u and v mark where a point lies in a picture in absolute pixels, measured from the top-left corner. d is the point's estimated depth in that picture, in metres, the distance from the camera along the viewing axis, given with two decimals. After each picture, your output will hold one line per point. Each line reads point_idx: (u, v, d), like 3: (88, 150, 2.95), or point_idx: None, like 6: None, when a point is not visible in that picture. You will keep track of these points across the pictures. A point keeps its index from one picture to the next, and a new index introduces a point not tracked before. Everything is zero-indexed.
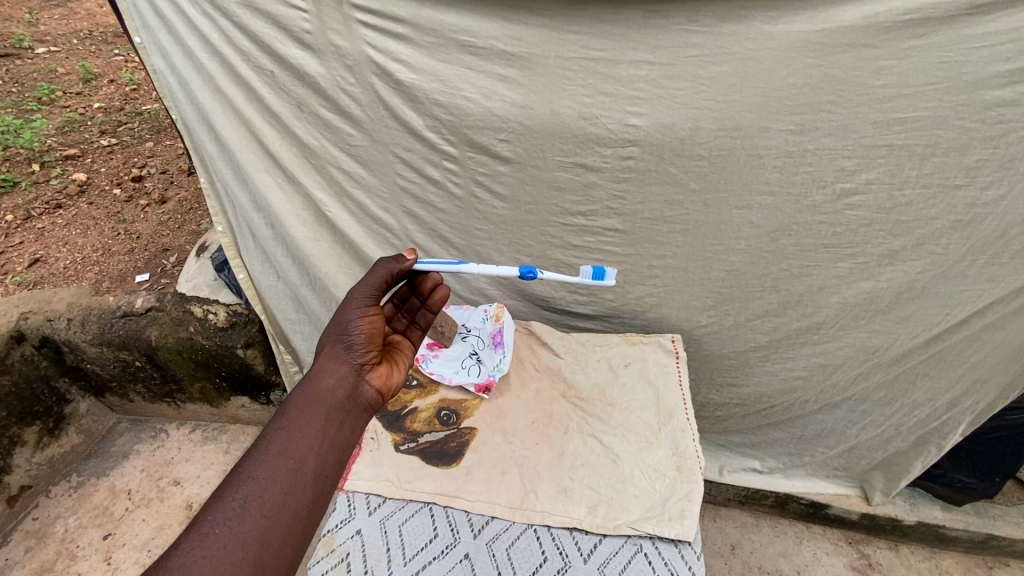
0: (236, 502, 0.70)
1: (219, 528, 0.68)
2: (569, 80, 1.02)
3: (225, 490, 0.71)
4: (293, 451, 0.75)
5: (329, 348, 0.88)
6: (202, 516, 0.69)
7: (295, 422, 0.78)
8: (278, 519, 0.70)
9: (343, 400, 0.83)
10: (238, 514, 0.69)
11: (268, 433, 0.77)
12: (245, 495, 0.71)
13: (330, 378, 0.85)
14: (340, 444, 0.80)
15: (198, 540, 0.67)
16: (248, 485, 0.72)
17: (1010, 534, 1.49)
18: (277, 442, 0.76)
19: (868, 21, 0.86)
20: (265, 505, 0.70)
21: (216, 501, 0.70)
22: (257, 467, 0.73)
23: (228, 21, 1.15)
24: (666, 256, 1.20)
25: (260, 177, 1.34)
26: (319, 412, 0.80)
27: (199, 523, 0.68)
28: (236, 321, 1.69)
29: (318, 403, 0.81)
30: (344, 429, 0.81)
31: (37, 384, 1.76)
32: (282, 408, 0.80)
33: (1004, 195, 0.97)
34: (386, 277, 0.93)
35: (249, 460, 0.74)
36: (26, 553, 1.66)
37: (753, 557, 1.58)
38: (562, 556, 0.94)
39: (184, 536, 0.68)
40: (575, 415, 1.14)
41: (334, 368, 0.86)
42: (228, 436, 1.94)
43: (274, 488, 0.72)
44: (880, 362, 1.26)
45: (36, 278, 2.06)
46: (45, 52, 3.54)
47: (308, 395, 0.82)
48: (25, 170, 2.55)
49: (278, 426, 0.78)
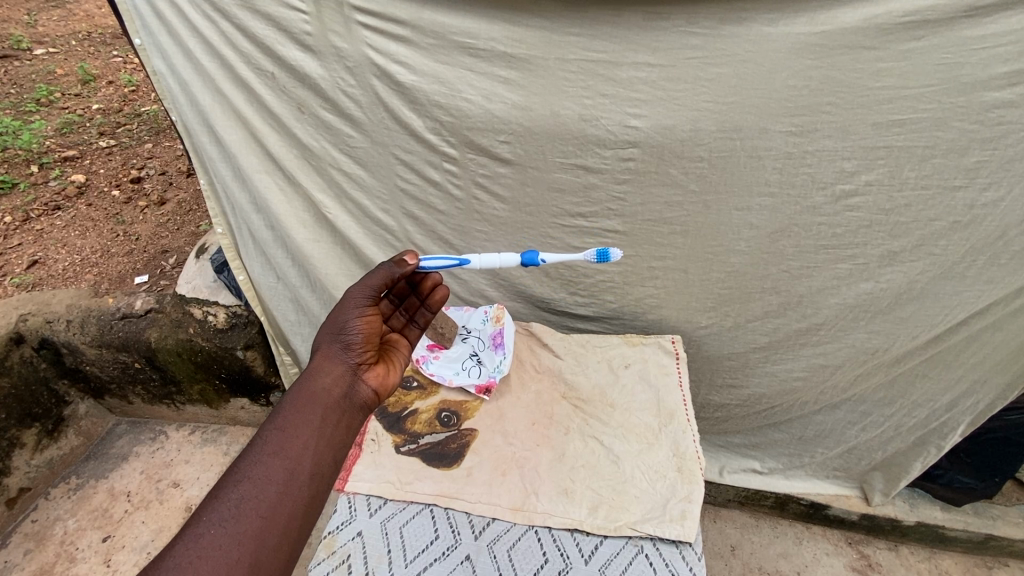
0: (231, 502, 0.70)
1: (215, 529, 0.68)
2: (570, 83, 1.02)
3: (221, 490, 0.71)
4: (289, 450, 0.75)
5: (325, 347, 0.88)
6: (198, 516, 0.69)
7: (291, 422, 0.78)
8: (273, 519, 0.70)
9: (338, 400, 0.83)
10: (234, 514, 0.69)
11: (264, 433, 0.77)
12: (240, 495, 0.70)
13: (325, 377, 0.84)
14: (336, 443, 0.80)
15: (193, 541, 0.67)
16: (243, 485, 0.71)
17: (1010, 535, 1.49)
18: (273, 442, 0.76)
19: (867, 23, 0.86)
20: (260, 505, 0.70)
21: (212, 501, 0.70)
22: (253, 467, 0.73)
23: (228, 23, 1.15)
24: (666, 257, 1.20)
25: (260, 179, 1.34)
26: (315, 412, 0.80)
27: (194, 524, 0.68)
28: (236, 322, 1.68)
29: (314, 402, 0.81)
30: (340, 429, 0.81)
31: (36, 387, 1.76)
32: (277, 408, 0.80)
33: (1004, 196, 0.97)
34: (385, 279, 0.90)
35: (245, 460, 0.74)
36: (25, 555, 1.66)
37: (753, 558, 1.58)
38: (563, 557, 0.94)
39: (179, 537, 0.68)
40: (575, 416, 1.14)
41: (329, 368, 0.86)
42: (227, 438, 1.93)
43: (270, 488, 0.72)
44: (880, 363, 1.27)
45: (35, 280, 2.05)
46: (43, 53, 3.53)
47: (303, 394, 0.82)
48: (23, 172, 2.54)
49: (273, 426, 0.78)
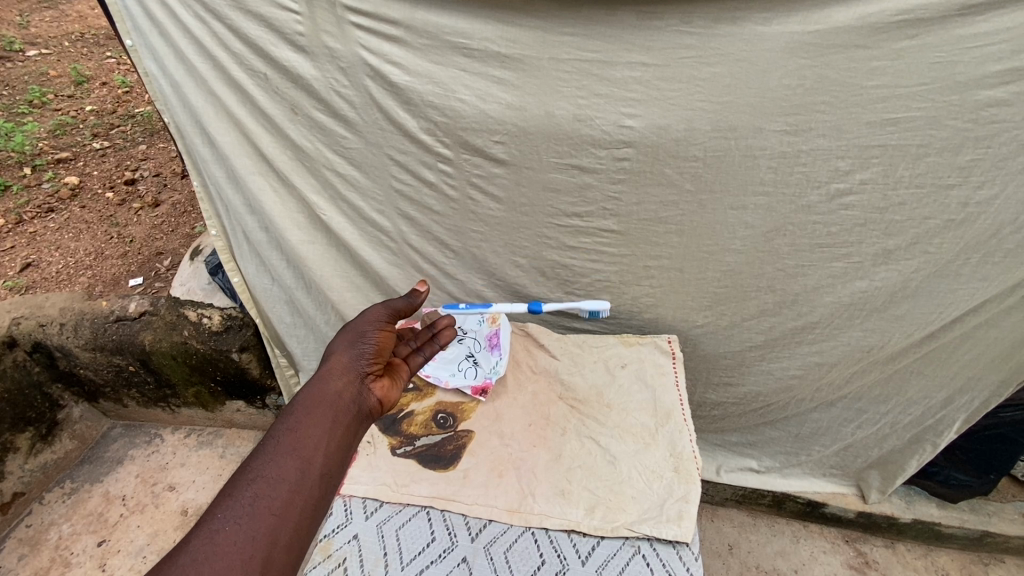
0: (245, 500, 0.69)
1: (230, 525, 0.67)
2: (564, 82, 1.02)
3: (233, 489, 0.70)
4: (301, 450, 0.75)
5: (339, 355, 0.90)
6: (210, 515, 0.68)
7: (302, 423, 0.78)
8: (285, 517, 0.70)
9: (347, 404, 0.84)
10: (248, 512, 0.68)
11: (274, 435, 0.77)
12: (253, 493, 0.70)
13: (337, 382, 0.85)
14: (345, 445, 0.80)
15: (208, 537, 0.66)
16: (256, 483, 0.71)
17: (1006, 531, 1.50)
18: (285, 442, 0.76)
19: (860, 22, 0.86)
20: (274, 503, 0.70)
21: (225, 500, 0.69)
22: (266, 467, 0.73)
23: (220, 24, 1.14)
24: (662, 257, 1.20)
25: (254, 181, 1.34)
26: (327, 415, 0.81)
27: (208, 521, 0.67)
28: (230, 325, 1.67)
29: (325, 406, 0.82)
30: (347, 433, 0.81)
31: (29, 391, 1.74)
32: (288, 409, 0.80)
33: (997, 194, 0.97)
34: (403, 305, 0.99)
35: (256, 460, 0.74)
36: (19, 561, 1.65)
37: (750, 557, 1.59)
38: (560, 559, 0.94)
39: (193, 534, 0.67)
40: (572, 417, 1.14)
41: (341, 374, 0.87)
42: (223, 441, 1.93)
43: (283, 487, 0.72)
44: (874, 361, 1.27)
45: (28, 283, 2.04)
46: (35, 54, 3.51)
47: (314, 398, 0.82)
48: (16, 174, 2.53)
49: (285, 427, 0.78)
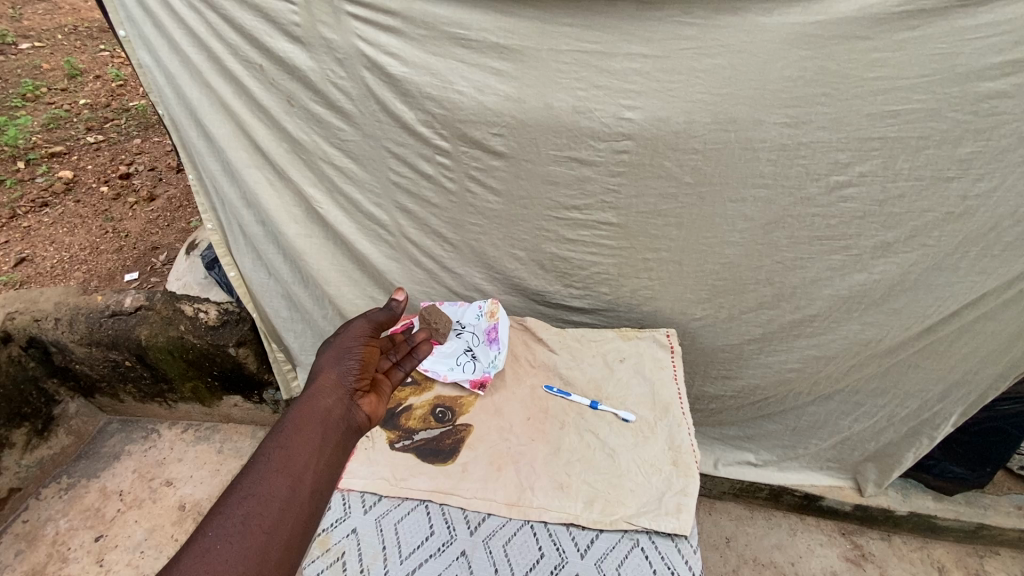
0: (236, 517, 0.69)
1: (221, 543, 0.66)
2: (563, 73, 1.01)
3: (224, 506, 0.70)
4: (291, 468, 0.75)
5: (326, 371, 0.90)
6: (201, 532, 0.68)
7: (292, 440, 0.78)
8: (276, 534, 0.69)
9: (336, 421, 0.84)
10: (239, 530, 0.68)
11: (265, 452, 0.76)
12: (244, 511, 0.69)
13: (326, 398, 0.86)
14: (335, 462, 0.80)
15: (199, 555, 0.65)
16: (247, 502, 0.70)
17: (1001, 523, 1.50)
18: (275, 459, 0.75)
19: (861, 13, 0.85)
20: (265, 519, 0.69)
21: (215, 517, 0.69)
22: (256, 484, 0.72)
23: (215, 14, 1.13)
24: (661, 249, 1.20)
25: (250, 175, 1.32)
26: (317, 431, 0.81)
27: (199, 540, 0.67)
28: (226, 319, 1.67)
29: (315, 422, 0.82)
30: (337, 449, 0.81)
31: (25, 386, 1.73)
32: (279, 427, 0.80)
33: (997, 186, 0.97)
34: (383, 318, 1.02)
35: (246, 477, 0.73)
36: (15, 556, 1.64)
37: (748, 549, 1.59)
38: (559, 552, 0.93)
39: (183, 552, 0.66)
40: (570, 411, 1.13)
41: (330, 390, 0.87)
42: (220, 435, 1.92)
43: (273, 504, 0.71)
44: (872, 354, 1.27)
45: (22, 277, 2.02)
46: (29, 47, 3.48)
47: (304, 414, 0.82)
48: (9, 168, 2.51)
49: (275, 444, 0.77)
